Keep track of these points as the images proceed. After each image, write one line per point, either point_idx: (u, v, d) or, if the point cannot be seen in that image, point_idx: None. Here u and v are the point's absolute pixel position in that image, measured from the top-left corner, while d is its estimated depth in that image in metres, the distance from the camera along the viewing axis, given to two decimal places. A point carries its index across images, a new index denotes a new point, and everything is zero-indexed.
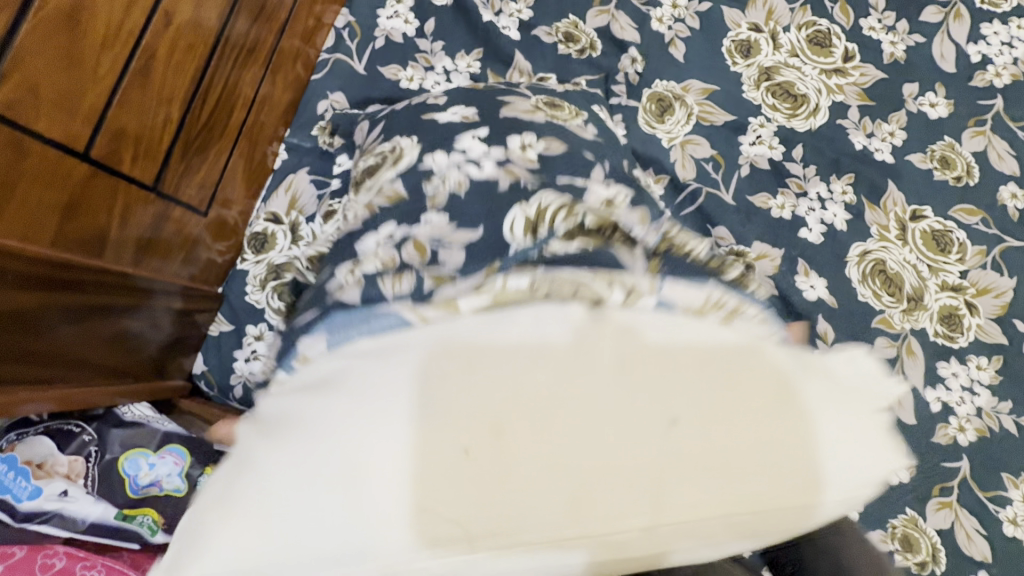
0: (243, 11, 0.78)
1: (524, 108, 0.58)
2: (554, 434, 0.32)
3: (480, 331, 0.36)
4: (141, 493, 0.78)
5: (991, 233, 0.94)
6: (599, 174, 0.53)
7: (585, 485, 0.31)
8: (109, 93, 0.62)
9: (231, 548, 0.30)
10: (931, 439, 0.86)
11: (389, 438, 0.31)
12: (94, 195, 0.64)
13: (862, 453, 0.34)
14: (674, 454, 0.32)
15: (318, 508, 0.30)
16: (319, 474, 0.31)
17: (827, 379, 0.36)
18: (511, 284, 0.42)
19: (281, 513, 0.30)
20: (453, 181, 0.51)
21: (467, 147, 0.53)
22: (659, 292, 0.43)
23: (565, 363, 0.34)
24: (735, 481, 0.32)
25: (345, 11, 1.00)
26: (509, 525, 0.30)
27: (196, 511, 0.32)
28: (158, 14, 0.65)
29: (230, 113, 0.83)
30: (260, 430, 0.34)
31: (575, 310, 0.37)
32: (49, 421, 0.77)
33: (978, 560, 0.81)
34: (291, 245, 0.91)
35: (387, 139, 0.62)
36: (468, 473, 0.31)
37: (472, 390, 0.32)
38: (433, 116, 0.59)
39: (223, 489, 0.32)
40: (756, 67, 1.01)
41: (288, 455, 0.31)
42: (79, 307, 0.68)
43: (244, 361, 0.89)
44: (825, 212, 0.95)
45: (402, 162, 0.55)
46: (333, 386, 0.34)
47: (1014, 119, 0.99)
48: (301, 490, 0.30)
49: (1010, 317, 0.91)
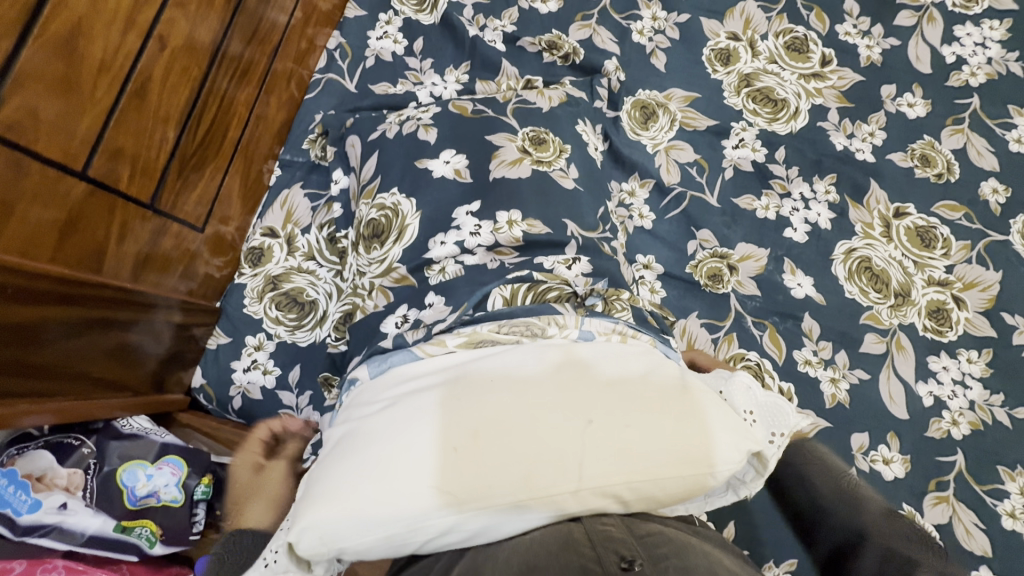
0: (235, 33, 0.82)
1: (511, 160, 0.72)
2: (510, 438, 0.48)
3: (468, 368, 0.55)
4: (139, 504, 0.79)
5: (975, 228, 0.96)
6: (569, 251, 0.69)
7: (534, 463, 0.47)
8: (105, 115, 0.65)
9: (326, 510, 0.47)
10: (925, 434, 0.86)
11: (409, 437, 0.49)
12: (92, 212, 0.67)
13: (710, 436, 0.50)
14: (583, 443, 0.48)
15: (373, 480, 0.47)
16: (375, 459, 0.48)
17: (687, 397, 0.52)
18: (481, 329, 0.61)
19: (352, 487, 0.47)
20: (452, 268, 0.68)
21: (461, 220, 0.70)
22: (579, 328, 0.61)
23: (521, 383, 0.52)
24: (627, 461, 0.48)
25: (336, 34, 1.04)
26: (483, 492, 0.46)
27: (305, 497, 0.49)
28: (153, 38, 0.68)
29: (227, 131, 0.86)
30: (340, 444, 0.53)
31: (528, 351, 0.56)
32: (50, 435, 0.77)
33: (979, 556, 0.80)
34: (288, 256, 0.93)
35: (390, 191, 0.75)
36: (463, 454, 0.48)
37: (466, 402, 0.51)
38: (428, 165, 0.74)
39: (320, 480, 0.50)
40: (736, 74, 1.03)
41: (360, 450, 0.50)
42: (80, 321, 0.70)
43: (243, 371, 0.90)
44: (809, 212, 0.96)
45: (408, 229, 0.72)
46: (387, 404, 0.54)
47: (991, 117, 1.01)
48: (358, 477, 0.48)
49: (998, 310, 0.92)
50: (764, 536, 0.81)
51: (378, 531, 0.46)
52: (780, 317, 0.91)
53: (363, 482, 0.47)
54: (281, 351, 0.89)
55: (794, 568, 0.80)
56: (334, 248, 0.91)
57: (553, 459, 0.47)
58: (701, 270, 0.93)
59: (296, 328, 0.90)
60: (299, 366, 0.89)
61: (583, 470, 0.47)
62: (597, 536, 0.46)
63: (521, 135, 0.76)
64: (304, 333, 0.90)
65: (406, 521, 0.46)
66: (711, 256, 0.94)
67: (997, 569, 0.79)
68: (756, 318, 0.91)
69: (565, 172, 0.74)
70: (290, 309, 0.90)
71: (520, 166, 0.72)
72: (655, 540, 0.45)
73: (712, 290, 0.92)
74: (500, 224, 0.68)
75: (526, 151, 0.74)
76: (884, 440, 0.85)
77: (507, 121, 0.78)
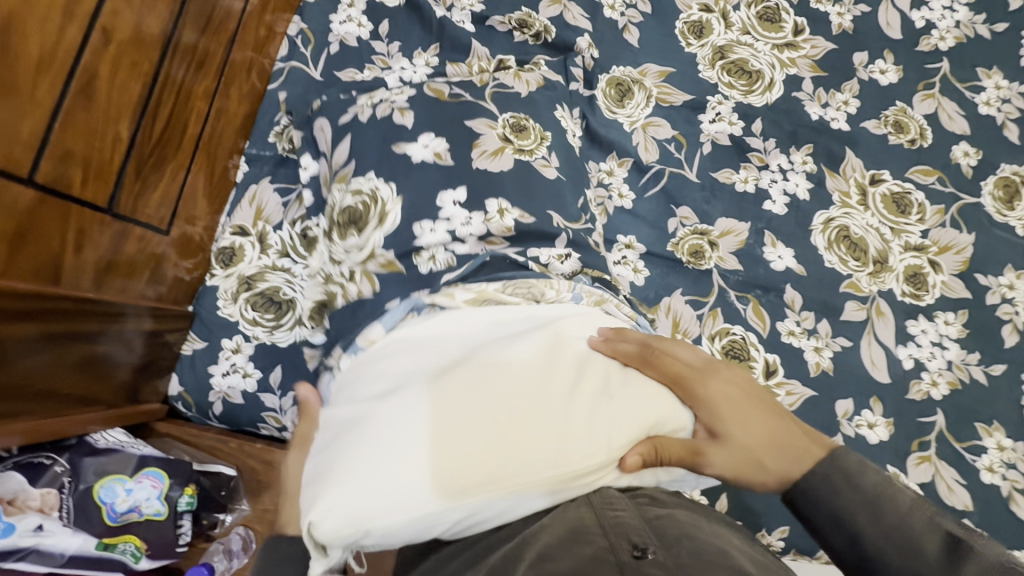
0: (187, 21, 0.77)
1: (493, 149, 0.70)
2: (544, 417, 0.49)
3: (493, 350, 0.55)
4: (120, 521, 0.76)
5: (948, 191, 0.97)
6: (560, 244, 0.70)
7: (565, 442, 0.48)
8: (49, 116, 0.61)
9: (356, 491, 0.45)
10: (906, 396, 0.88)
11: (442, 416, 0.48)
12: (45, 219, 0.63)
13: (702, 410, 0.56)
14: (606, 421, 0.50)
15: (405, 460, 0.46)
16: (407, 439, 0.47)
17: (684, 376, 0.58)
18: (488, 287, 0.65)
19: (385, 467, 0.46)
20: (442, 256, 0.66)
21: (447, 209, 0.67)
22: (572, 290, 0.68)
23: (547, 366, 0.54)
24: (640, 435, 0.51)
25: (297, 19, 1.00)
26: (516, 471, 0.47)
27: (324, 481, 0.47)
28: (95, 31, 0.64)
29: (185, 126, 0.81)
30: (359, 425, 0.50)
31: (545, 336, 0.57)
32: (20, 455, 0.72)
33: (961, 510, 0.84)
34: (261, 255, 0.90)
35: (368, 177, 0.71)
36: (496, 432, 0.48)
37: (495, 383, 0.51)
38: (407, 150, 0.70)
39: (342, 462, 0.47)
40: (710, 47, 1.02)
41: (388, 430, 0.48)
42: (44, 334, 0.66)
43: (222, 376, 0.87)
44: (787, 183, 0.96)
45: (388, 212, 0.69)
46: (410, 384, 0.53)
47: (960, 80, 1.02)
48: (392, 457, 0.46)
49: (972, 272, 0.94)
50: (757, 507, 0.82)
51: (412, 512, 0.45)
52: (763, 291, 0.92)
53: (398, 461, 0.46)
54: (260, 353, 0.86)
55: (787, 535, 0.82)
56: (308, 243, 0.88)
57: (584, 437, 0.49)
58: (683, 247, 0.93)
59: (275, 329, 0.87)
60: (280, 367, 0.86)
61: (608, 446, 0.49)
62: (609, 523, 0.45)
63: (502, 122, 0.73)
64: (283, 333, 0.87)
65: (442, 501, 0.46)
66: (692, 232, 0.94)
67: (977, 521, 0.84)
68: (739, 292, 0.91)
69: (547, 161, 0.73)
70: (266, 310, 0.87)
71: (501, 157, 0.70)
72: (663, 526, 0.45)
73: (695, 266, 0.92)
74: (490, 214, 0.67)
75: (507, 138, 0.71)
76: (868, 405, 0.88)
77: (486, 106, 0.75)
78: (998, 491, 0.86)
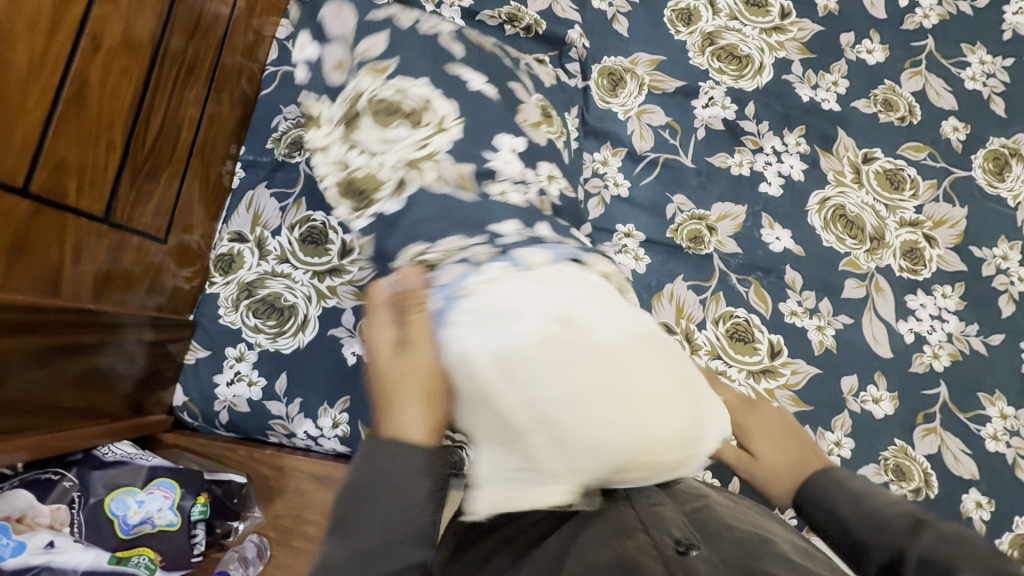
0: (176, 27, 0.76)
1: (535, 122, 0.64)
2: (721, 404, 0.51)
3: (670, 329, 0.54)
4: (132, 533, 0.74)
5: (939, 166, 0.98)
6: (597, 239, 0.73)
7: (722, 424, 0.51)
8: (42, 124, 0.60)
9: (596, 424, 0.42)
10: (909, 370, 0.90)
11: (673, 377, 0.46)
12: (42, 230, 0.63)
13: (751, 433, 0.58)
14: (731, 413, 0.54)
15: (644, 410, 0.43)
16: (648, 387, 0.44)
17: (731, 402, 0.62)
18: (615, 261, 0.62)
19: (626, 408, 0.42)
20: (513, 194, 0.58)
21: (505, 144, 0.59)
22: None
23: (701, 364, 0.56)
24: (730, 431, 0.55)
25: (285, 23, 0.99)
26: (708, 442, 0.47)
27: (558, 404, 0.42)
28: (85, 37, 0.63)
29: (178, 134, 0.81)
30: (589, 356, 0.43)
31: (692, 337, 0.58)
32: (25, 472, 0.71)
33: (968, 479, 0.86)
34: (260, 261, 0.89)
35: (418, 79, 0.59)
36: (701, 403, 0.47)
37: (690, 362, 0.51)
38: (462, 74, 0.61)
39: (586, 392, 0.42)
40: (699, 34, 1.03)
41: (626, 374, 0.43)
42: (44, 349, 0.65)
43: (227, 385, 0.85)
44: (781, 165, 0.97)
45: (443, 111, 0.58)
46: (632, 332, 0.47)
47: (946, 57, 1.04)
48: (635, 405, 0.43)
49: (967, 245, 0.95)
50: None
51: (630, 463, 0.43)
52: (763, 273, 0.92)
53: (641, 407, 0.43)
54: (264, 360, 0.85)
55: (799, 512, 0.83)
56: (311, 250, 0.88)
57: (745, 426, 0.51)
58: (682, 233, 0.93)
59: (278, 336, 0.86)
60: (285, 374, 0.85)
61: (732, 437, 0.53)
62: (649, 516, 0.46)
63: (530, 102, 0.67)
64: (286, 339, 0.86)
65: (657, 460, 0.44)
66: (690, 218, 0.94)
67: (984, 489, 0.85)
68: (740, 275, 0.92)
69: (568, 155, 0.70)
70: (268, 316, 0.86)
71: (541, 130, 0.64)
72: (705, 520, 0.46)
73: (694, 251, 0.93)
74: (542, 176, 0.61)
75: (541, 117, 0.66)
76: (872, 381, 0.89)
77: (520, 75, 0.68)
78: (1003, 458, 0.87)
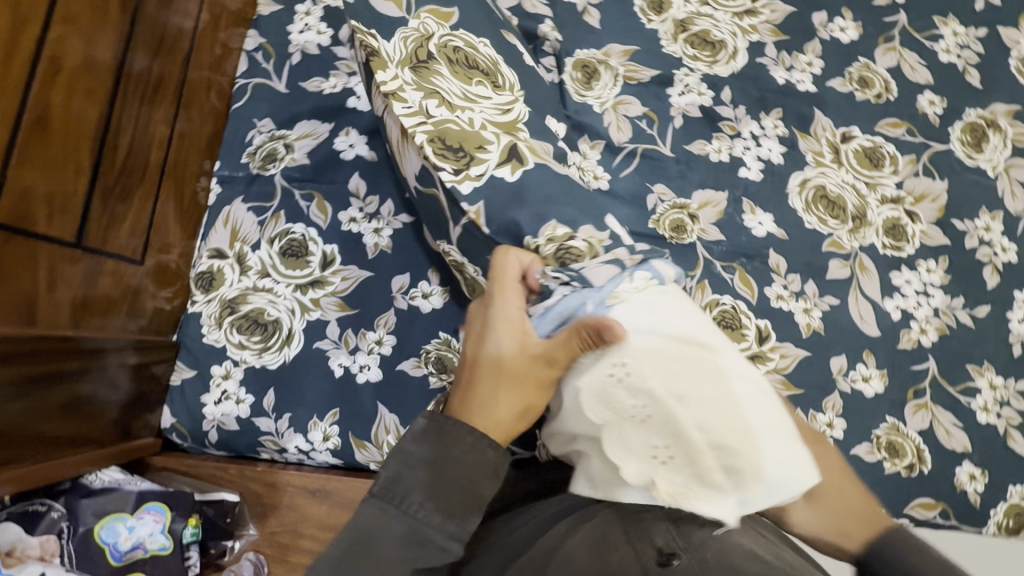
0: (139, 44, 0.75)
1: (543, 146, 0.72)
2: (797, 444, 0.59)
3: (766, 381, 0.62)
4: (125, 560, 0.74)
5: (918, 141, 0.98)
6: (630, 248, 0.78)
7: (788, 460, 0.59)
8: (4, 152, 0.59)
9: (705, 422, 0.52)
10: (897, 346, 0.90)
11: (769, 406, 0.55)
12: (11, 260, 0.61)
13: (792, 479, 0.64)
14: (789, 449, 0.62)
15: (745, 422, 0.53)
16: (751, 408, 0.54)
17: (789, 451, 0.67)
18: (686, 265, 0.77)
19: (730, 417, 0.53)
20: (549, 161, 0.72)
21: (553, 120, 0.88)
22: None
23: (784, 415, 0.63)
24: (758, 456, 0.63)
25: (253, 34, 0.98)
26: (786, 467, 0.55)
27: (680, 393, 0.53)
28: (41, 61, 0.62)
29: (149, 153, 0.80)
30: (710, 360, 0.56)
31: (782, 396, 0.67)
32: (13, 505, 0.72)
33: (960, 452, 0.86)
34: (241, 277, 0.88)
35: (482, 40, 0.77)
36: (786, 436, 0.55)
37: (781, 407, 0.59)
38: (515, 43, 0.84)
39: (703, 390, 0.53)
40: (671, 21, 1.02)
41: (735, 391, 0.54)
42: (23, 379, 0.64)
43: (215, 404, 0.85)
44: (760, 149, 0.97)
45: (508, 81, 0.77)
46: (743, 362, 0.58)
47: (919, 31, 1.03)
48: (743, 415, 0.53)
49: (949, 218, 0.95)
50: None
51: (727, 460, 0.52)
52: (747, 258, 0.92)
53: (746, 418, 0.53)
54: (250, 378, 0.85)
55: None
56: (292, 263, 0.88)
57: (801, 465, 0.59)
58: (664, 223, 0.92)
59: (263, 352, 0.85)
60: (272, 390, 0.84)
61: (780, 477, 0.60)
62: (633, 525, 0.55)
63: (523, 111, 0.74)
64: (272, 354, 0.85)
65: (751, 467, 0.52)
66: (671, 208, 0.94)
67: (976, 460, 0.86)
68: (725, 262, 0.91)
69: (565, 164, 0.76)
70: (253, 332, 0.86)
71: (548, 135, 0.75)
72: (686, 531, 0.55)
73: (677, 241, 0.92)
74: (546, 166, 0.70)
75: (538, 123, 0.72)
76: (861, 359, 0.89)
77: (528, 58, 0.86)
78: (994, 429, 0.88)
